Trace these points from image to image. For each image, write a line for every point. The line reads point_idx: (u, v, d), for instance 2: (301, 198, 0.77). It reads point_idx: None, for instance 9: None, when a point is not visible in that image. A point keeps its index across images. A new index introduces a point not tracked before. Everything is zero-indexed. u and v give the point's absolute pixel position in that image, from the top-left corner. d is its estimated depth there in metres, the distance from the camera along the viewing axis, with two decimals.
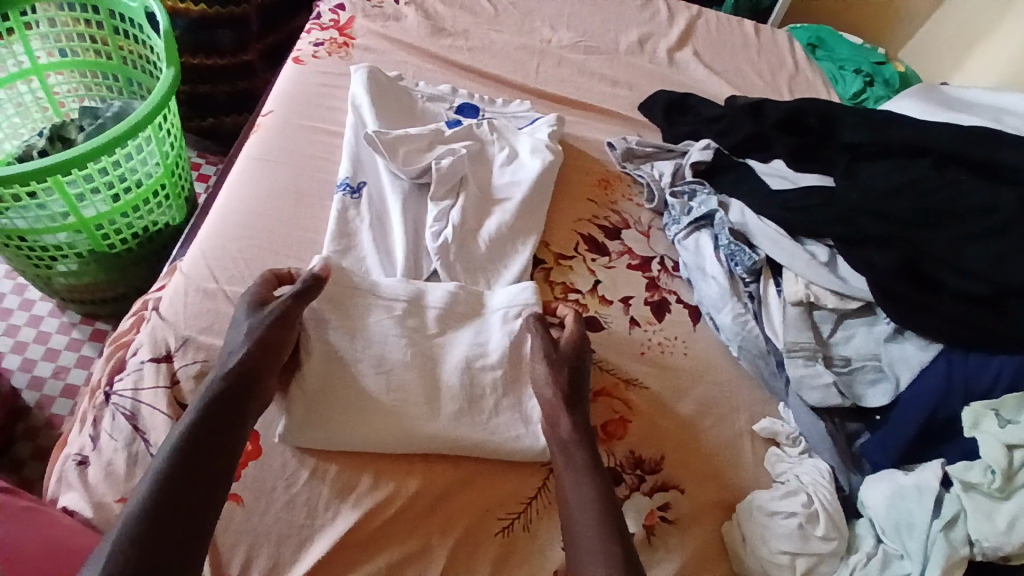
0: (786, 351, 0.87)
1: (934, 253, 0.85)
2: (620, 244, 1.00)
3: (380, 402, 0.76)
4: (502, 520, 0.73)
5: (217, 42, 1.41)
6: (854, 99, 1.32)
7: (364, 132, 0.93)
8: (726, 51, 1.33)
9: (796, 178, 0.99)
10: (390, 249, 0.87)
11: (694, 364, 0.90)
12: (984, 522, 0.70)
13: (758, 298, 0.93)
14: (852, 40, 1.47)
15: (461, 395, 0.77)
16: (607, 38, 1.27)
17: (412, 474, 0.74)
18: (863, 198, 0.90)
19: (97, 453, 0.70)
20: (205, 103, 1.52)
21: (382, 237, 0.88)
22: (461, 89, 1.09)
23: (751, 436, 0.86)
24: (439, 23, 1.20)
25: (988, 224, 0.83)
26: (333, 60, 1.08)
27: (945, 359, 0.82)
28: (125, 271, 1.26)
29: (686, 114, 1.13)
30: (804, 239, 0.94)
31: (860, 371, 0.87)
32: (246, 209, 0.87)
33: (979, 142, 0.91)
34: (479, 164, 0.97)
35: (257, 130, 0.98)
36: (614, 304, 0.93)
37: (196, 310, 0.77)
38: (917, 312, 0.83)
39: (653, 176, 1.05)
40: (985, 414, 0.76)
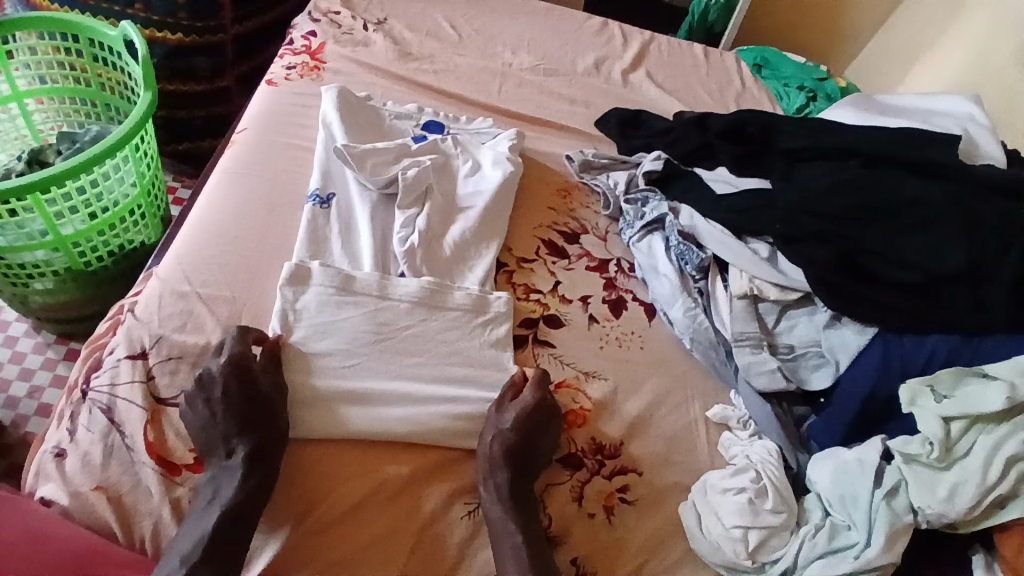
0: (733, 341, 0.93)
1: (866, 246, 0.92)
2: (579, 248, 1.06)
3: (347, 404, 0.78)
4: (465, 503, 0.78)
5: (194, 68, 1.47)
6: (799, 113, 1.42)
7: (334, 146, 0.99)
8: (678, 71, 1.43)
9: (739, 182, 1.07)
10: (356, 255, 0.91)
11: (649, 357, 0.96)
12: (925, 491, 0.76)
13: (707, 293, 0.99)
14: (796, 59, 1.59)
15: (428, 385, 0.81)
16: (565, 61, 1.36)
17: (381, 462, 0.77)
18: (801, 198, 0.96)
19: (74, 444, 0.72)
20: (182, 127, 1.56)
21: (347, 245, 0.91)
22: (427, 108, 1.15)
23: (705, 423, 0.92)
24: (406, 48, 1.28)
25: (913, 220, 0.92)
26: (305, 82, 1.15)
27: (880, 342, 0.89)
28: (101, 289, 1.29)
29: (640, 128, 1.21)
30: (747, 238, 1.01)
31: (803, 357, 0.94)
32: (220, 218, 0.91)
33: (903, 146, 1.00)
34: (444, 176, 1.03)
35: (231, 147, 1.03)
36: (573, 303, 0.98)
37: (170, 311, 0.80)
38: (854, 300, 0.90)
39: (609, 185, 1.12)
40: (922, 390, 0.82)
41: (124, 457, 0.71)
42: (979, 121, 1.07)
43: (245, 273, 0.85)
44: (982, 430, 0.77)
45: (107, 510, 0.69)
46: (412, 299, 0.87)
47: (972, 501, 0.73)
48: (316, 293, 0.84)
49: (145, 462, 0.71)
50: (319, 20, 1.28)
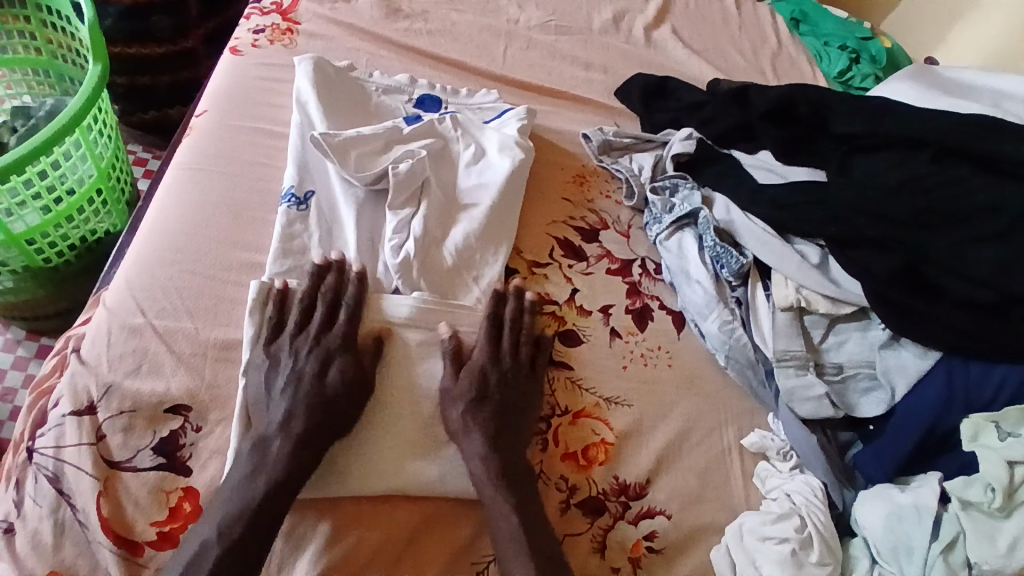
0: (775, 360, 0.82)
1: (934, 257, 0.79)
2: (598, 247, 0.93)
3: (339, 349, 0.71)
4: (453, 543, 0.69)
5: (154, 28, 1.28)
6: (840, 78, 1.25)
7: (311, 134, 0.84)
8: (706, 28, 1.24)
9: (785, 172, 0.92)
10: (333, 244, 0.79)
11: (679, 377, 0.85)
12: (984, 545, 0.67)
13: (746, 302, 0.87)
14: (838, 12, 1.40)
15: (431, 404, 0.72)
16: (578, 16, 1.17)
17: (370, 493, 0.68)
18: (858, 195, 0.83)
19: (22, 522, 0.61)
20: (145, 94, 1.39)
21: (326, 235, 0.79)
22: (420, 79, 0.99)
23: (739, 451, 0.82)
24: (394, 3, 1.09)
25: (990, 229, 0.77)
26: (276, 49, 0.97)
27: (944, 368, 0.77)
28: (67, 284, 1.17)
29: (666, 100, 1.05)
30: (793, 238, 0.87)
31: (853, 379, 0.83)
32: (179, 226, 0.77)
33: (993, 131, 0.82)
34: (442, 166, 0.88)
35: (189, 133, 0.87)
36: (593, 316, 0.86)
37: (121, 351, 0.68)
38: (918, 321, 0.77)
39: (632, 171, 0.98)
40: (985, 426, 0.72)
41: (79, 536, 0.61)
42: None
43: (212, 297, 0.73)
44: None
45: None
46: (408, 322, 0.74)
47: None
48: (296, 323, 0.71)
49: (101, 542, 0.61)
50: None
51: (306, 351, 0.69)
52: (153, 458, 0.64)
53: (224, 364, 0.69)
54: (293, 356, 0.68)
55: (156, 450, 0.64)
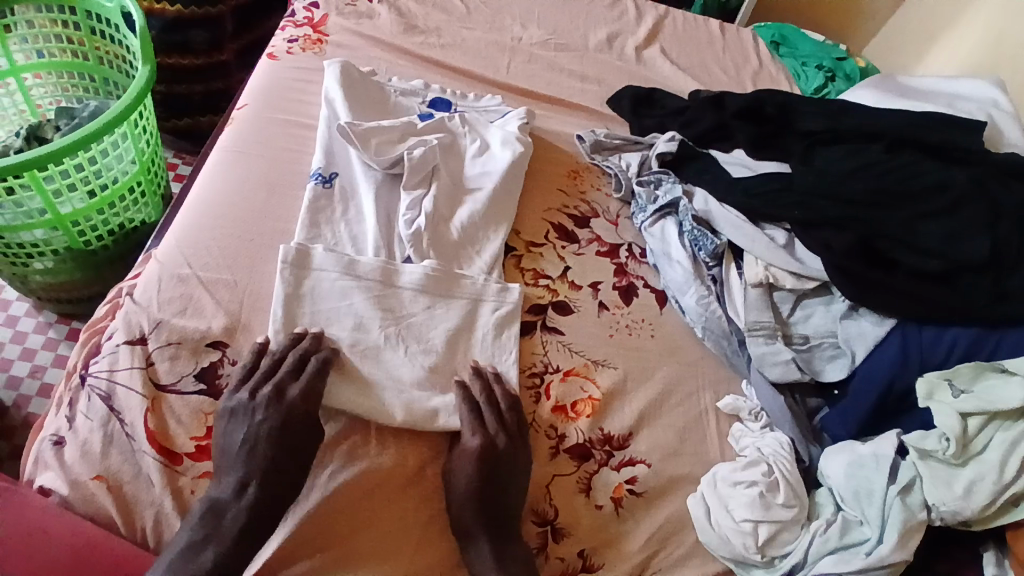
0: (747, 329, 0.91)
1: (888, 234, 0.86)
2: (589, 232, 1.03)
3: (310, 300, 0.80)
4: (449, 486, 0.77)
5: (192, 41, 1.44)
6: (816, 93, 1.38)
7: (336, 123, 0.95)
8: (693, 48, 1.38)
9: (756, 165, 1.02)
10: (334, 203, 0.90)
11: (661, 346, 0.94)
12: (942, 488, 0.74)
13: (721, 280, 0.96)
14: (816, 37, 1.54)
15: (424, 350, 0.81)
16: (576, 36, 1.31)
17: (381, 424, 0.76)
18: (819, 181, 0.92)
19: (73, 433, 0.72)
20: (181, 101, 1.54)
21: (346, 197, 0.91)
22: (434, 85, 1.11)
23: (715, 413, 0.90)
24: (411, 20, 1.23)
25: (937, 206, 0.86)
26: (307, 56, 1.10)
27: (899, 334, 0.85)
28: (102, 268, 1.29)
29: (652, 108, 1.18)
30: (764, 224, 0.97)
31: (819, 348, 0.91)
32: (218, 198, 0.88)
33: (939, 126, 0.93)
34: (451, 156, 0.99)
35: (231, 123, 0.99)
36: (583, 290, 0.96)
37: (170, 295, 0.79)
38: (875, 291, 0.85)
39: (621, 167, 1.09)
40: (940, 384, 0.79)
41: (124, 446, 0.71)
42: (1004, 106, 0.99)
43: (248, 255, 0.84)
44: (1000, 426, 0.76)
45: (105, 498, 0.69)
46: (418, 287, 0.84)
47: (988, 498, 0.72)
48: (316, 278, 0.81)
49: (146, 451, 0.71)
50: None
51: (262, 409, 0.73)
52: (195, 384, 0.75)
53: (261, 313, 0.80)
54: (250, 414, 0.72)
55: (198, 377, 0.75)
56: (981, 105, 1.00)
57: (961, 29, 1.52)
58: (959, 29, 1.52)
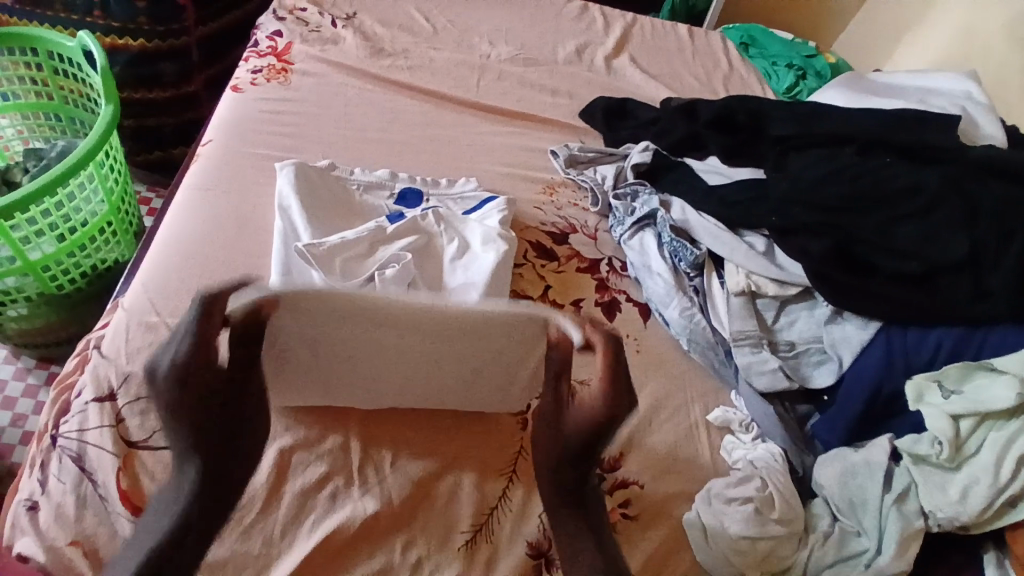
0: (732, 340, 0.90)
1: (862, 238, 0.85)
2: (568, 248, 1.02)
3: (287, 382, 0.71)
4: (438, 521, 0.74)
5: (160, 75, 1.42)
6: (788, 92, 1.38)
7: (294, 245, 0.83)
8: (663, 55, 1.38)
9: (731, 173, 1.01)
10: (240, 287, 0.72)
11: (647, 360, 0.93)
12: (936, 494, 0.73)
13: (703, 291, 0.95)
14: (785, 36, 1.54)
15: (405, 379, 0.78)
16: (545, 49, 1.31)
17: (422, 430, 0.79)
18: (795, 186, 0.91)
19: (47, 497, 0.69)
20: (152, 135, 1.51)
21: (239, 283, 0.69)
22: (400, 173, 1.02)
23: (706, 426, 0.89)
24: (378, 44, 1.22)
25: (911, 207, 0.85)
26: (272, 86, 1.08)
27: (883, 336, 0.84)
28: (78, 310, 1.26)
29: (625, 119, 1.17)
30: (743, 231, 0.96)
31: (805, 354, 0.90)
32: (187, 237, 0.86)
33: (912, 124, 0.92)
34: (427, 260, 0.88)
35: (196, 159, 0.97)
36: (564, 308, 0.95)
37: (138, 345, 0.76)
38: (852, 296, 0.84)
39: (596, 181, 1.08)
40: (928, 385, 0.79)
41: (99, 507, 0.68)
42: (977, 99, 0.98)
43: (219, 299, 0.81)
44: (992, 427, 0.74)
45: (82, 563, 0.66)
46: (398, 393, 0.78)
47: (985, 502, 0.71)
48: None
49: (120, 512, 0.68)
50: (284, 18, 1.21)
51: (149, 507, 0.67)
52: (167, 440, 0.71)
53: None
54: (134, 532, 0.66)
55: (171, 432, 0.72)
56: (954, 98, 1.00)
57: (929, 22, 1.54)
58: (927, 22, 1.54)
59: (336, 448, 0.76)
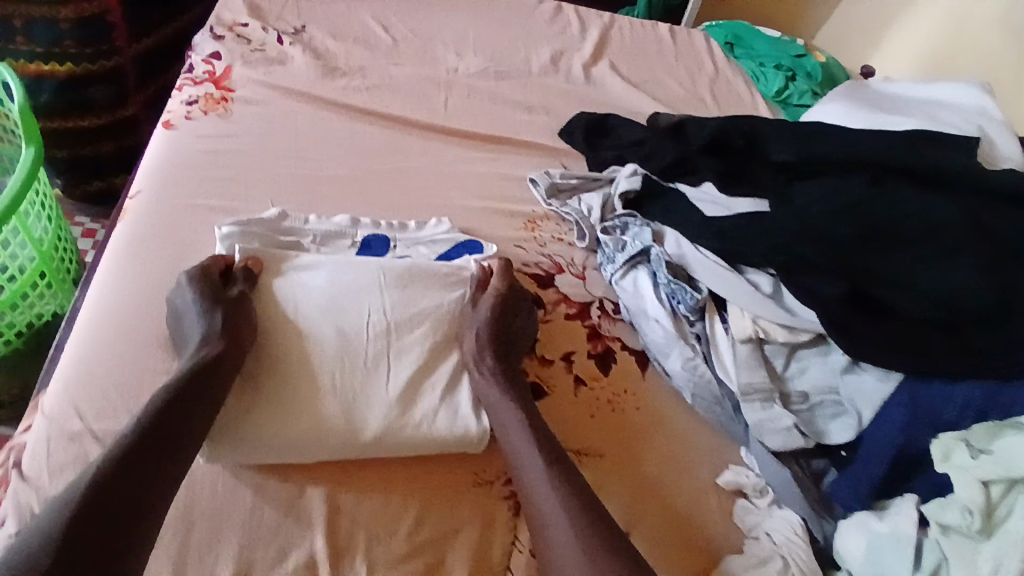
0: (741, 395, 0.81)
1: (884, 279, 0.78)
2: (554, 292, 0.92)
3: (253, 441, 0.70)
4: None
5: (92, 101, 1.27)
6: (777, 97, 1.29)
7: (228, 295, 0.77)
8: (644, 60, 1.27)
9: (730, 205, 0.91)
10: (185, 325, 0.74)
11: (648, 419, 0.83)
12: (966, 570, 0.66)
13: (706, 338, 0.86)
14: (771, 33, 1.44)
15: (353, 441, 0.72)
16: (518, 59, 1.19)
17: (399, 527, 0.71)
18: (801, 227, 0.81)
19: None
20: (87, 166, 1.36)
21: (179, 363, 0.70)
22: (362, 217, 0.90)
23: (716, 491, 0.80)
24: (330, 61, 1.09)
25: (935, 248, 0.77)
26: (210, 120, 0.96)
27: (906, 390, 0.77)
28: (16, 372, 1.13)
29: (609, 138, 1.07)
30: (746, 268, 0.87)
31: (819, 407, 0.83)
32: (118, 321, 0.75)
33: (927, 146, 0.84)
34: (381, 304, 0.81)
35: (123, 216, 0.85)
36: (555, 364, 0.86)
37: (63, 460, 0.66)
38: (872, 347, 0.76)
39: (581, 213, 0.98)
40: (956, 445, 0.71)
41: None
42: (993, 115, 0.90)
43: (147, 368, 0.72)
44: None
45: None
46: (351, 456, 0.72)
47: None
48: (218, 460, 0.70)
49: None
50: (222, 37, 1.08)
51: None
52: None
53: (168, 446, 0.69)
54: None
55: None
56: (969, 113, 0.91)
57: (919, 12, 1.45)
58: (916, 11, 1.45)
59: (300, 566, 0.67)
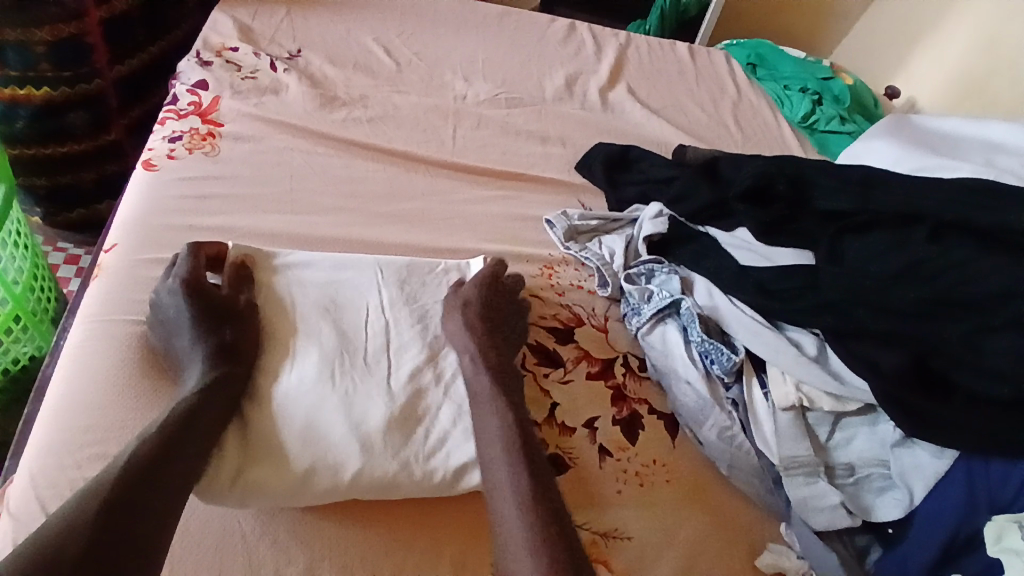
0: (783, 468, 0.74)
1: (945, 351, 0.71)
2: (574, 348, 0.84)
3: (266, 465, 0.64)
4: None
5: (70, 126, 1.19)
6: (805, 120, 1.21)
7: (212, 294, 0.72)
8: (663, 82, 1.20)
9: (768, 254, 0.85)
10: (173, 348, 0.70)
11: (679, 494, 0.76)
12: None
13: (743, 403, 0.79)
14: (794, 53, 1.38)
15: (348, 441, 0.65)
16: (529, 84, 1.11)
17: None
18: (849, 282, 0.75)
19: None
20: (66, 194, 1.27)
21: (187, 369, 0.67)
22: (387, 262, 0.81)
23: (754, 574, 0.73)
24: (328, 90, 1.01)
25: (1002, 316, 0.69)
26: (195, 159, 0.88)
27: (964, 467, 0.70)
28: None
29: (631, 172, 1.00)
30: (785, 326, 0.81)
31: (866, 480, 0.76)
32: (91, 403, 0.67)
33: None
34: (373, 301, 0.76)
35: (98, 275, 0.77)
36: (577, 433, 0.78)
37: None
38: (929, 421, 0.69)
39: (602, 258, 0.90)
40: (1011, 528, 0.64)
41: None
42: None
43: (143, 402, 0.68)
44: None
45: None
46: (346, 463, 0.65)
47: None
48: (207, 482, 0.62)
49: None
50: (209, 63, 0.99)
51: None
52: None
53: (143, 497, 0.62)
54: None
55: None
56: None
57: (948, 30, 1.37)
58: (946, 30, 1.38)
59: None
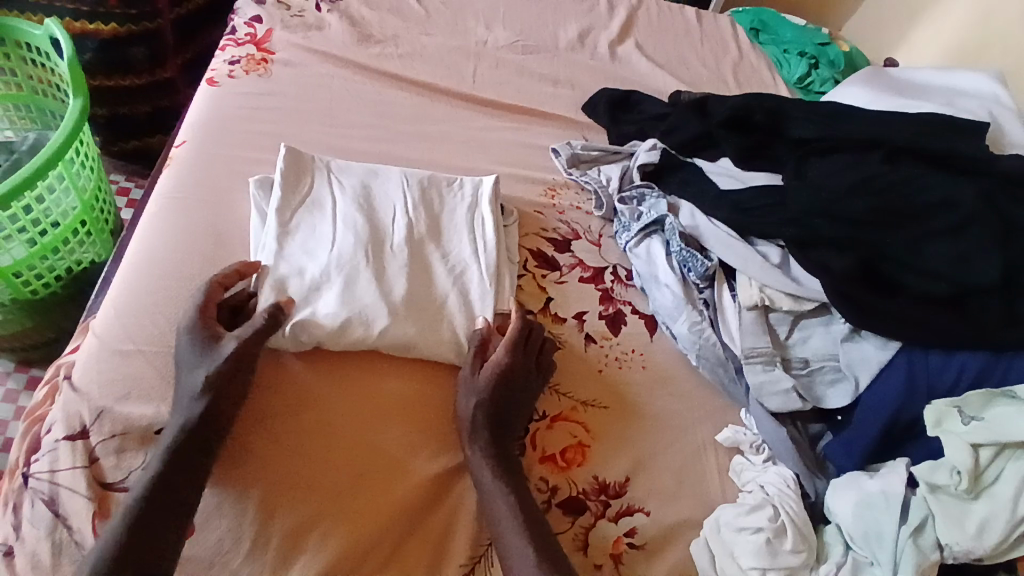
0: (743, 357, 0.85)
1: (892, 256, 0.82)
2: (571, 257, 0.96)
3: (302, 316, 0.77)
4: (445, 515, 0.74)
5: (132, 60, 1.33)
6: (801, 82, 1.31)
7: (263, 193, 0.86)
8: (669, 39, 1.30)
9: (744, 177, 0.96)
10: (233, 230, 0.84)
11: (653, 378, 0.88)
12: (953, 528, 0.67)
13: (713, 304, 0.91)
14: (797, 20, 1.46)
15: (370, 308, 0.78)
16: (545, 34, 1.23)
17: (413, 436, 0.76)
18: (816, 198, 0.86)
19: (20, 544, 0.66)
20: (124, 124, 1.42)
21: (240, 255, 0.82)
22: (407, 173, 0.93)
23: (714, 447, 0.85)
24: (366, 29, 1.14)
25: (945, 224, 0.81)
26: (250, 79, 1.01)
27: (905, 358, 0.80)
28: (52, 313, 1.18)
29: (631, 113, 1.11)
30: (756, 241, 0.92)
31: (819, 373, 0.86)
32: (161, 257, 0.81)
33: (935, 134, 0.88)
34: (399, 202, 0.89)
35: (169, 164, 0.91)
36: (567, 322, 0.90)
37: (110, 377, 0.72)
38: (873, 314, 0.80)
39: (600, 182, 1.02)
40: (948, 412, 0.74)
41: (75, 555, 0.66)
42: (1007, 103, 0.93)
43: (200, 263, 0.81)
44: (1011, 456, 0.70)
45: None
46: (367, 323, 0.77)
47: (1002, 535, 0.66)
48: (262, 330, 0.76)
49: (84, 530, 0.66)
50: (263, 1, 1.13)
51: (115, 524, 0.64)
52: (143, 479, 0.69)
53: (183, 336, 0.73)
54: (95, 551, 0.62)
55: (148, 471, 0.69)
56: (983, 100, 0.95)
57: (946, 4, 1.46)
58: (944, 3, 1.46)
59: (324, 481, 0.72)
